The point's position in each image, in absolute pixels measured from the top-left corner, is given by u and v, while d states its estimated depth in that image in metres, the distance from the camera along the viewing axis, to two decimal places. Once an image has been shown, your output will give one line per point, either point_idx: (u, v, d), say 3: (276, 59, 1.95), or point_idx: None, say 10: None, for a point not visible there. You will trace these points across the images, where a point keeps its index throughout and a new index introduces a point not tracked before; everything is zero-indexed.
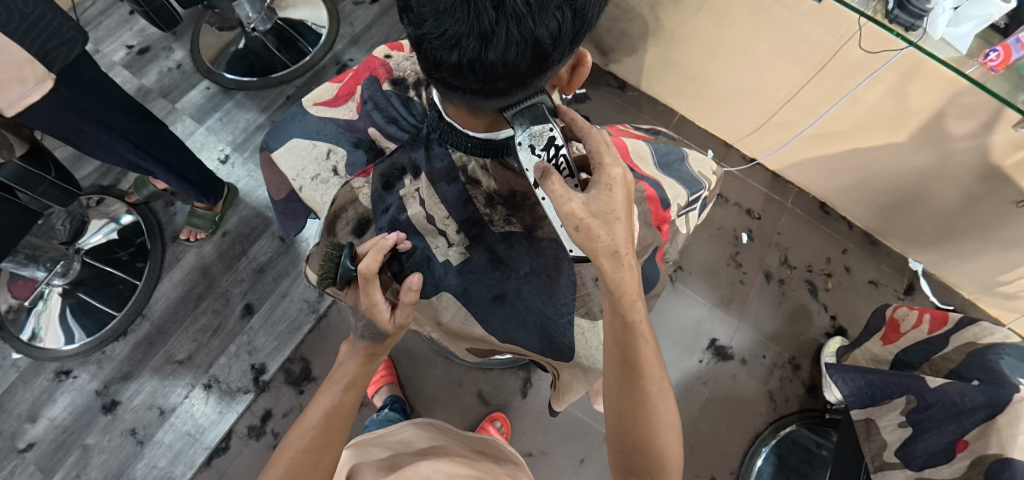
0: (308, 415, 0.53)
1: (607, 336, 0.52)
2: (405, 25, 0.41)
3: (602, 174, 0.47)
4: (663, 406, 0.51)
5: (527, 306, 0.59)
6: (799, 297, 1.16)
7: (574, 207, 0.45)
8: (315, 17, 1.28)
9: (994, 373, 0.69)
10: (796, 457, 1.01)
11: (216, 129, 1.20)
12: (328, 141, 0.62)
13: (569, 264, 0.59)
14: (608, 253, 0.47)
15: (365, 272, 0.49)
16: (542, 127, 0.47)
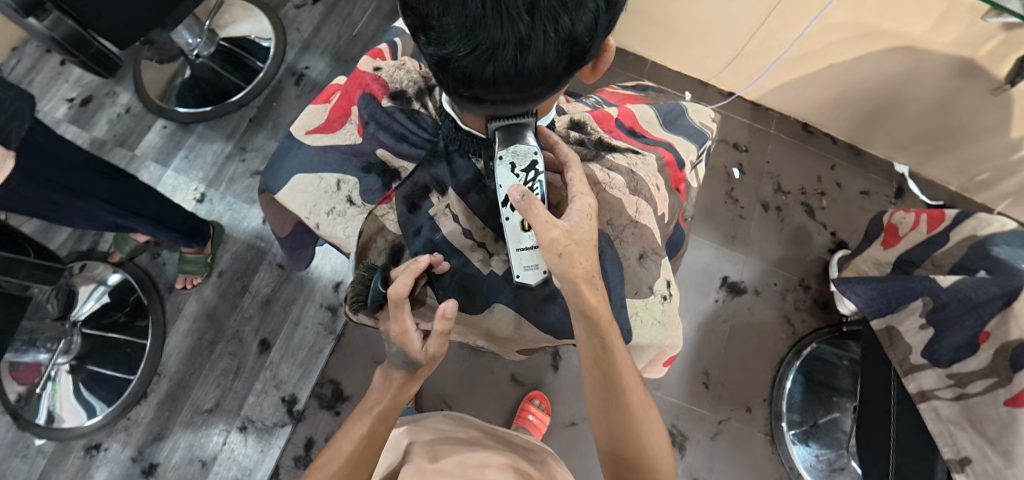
0: (341, 442, 0.53)
1: (585, 363, 0.55)
2: (425, 44, 0.39)
3: (579, 201, 0.52)
4: (648, 423, 0.54)
5: None
6: (798, 220, 1.19)
7: (557, 233, 0.50)
8: (258, 30, 1.22)
9: (1002, 261, 0.72)
10: (820, 372, 1.06)
11: (185, 168, 1.14)
12: (335, 171, 0.60)
13: (611, 248, 0.57)
14: (587, 279, 0.51)
15: (394, 296, 0.49)
16: (526, 149, 0.51)
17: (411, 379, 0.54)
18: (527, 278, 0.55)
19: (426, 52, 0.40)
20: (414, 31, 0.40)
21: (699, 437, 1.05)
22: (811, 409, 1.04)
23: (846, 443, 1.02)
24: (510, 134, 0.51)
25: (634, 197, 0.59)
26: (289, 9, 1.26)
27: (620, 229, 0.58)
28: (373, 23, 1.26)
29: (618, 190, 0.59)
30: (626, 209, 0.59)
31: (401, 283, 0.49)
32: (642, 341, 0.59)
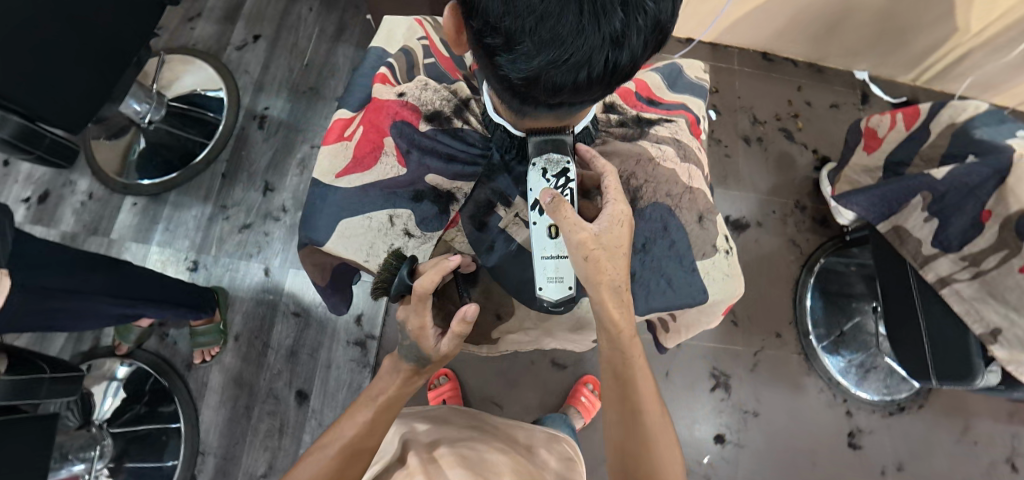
0: (341, 427, 0.53)
1: (605, 375, 0.57)
2: (515, 64, 0.39)
3: (614, 207, 0.53)
4: (662, 440, 0.55)
5: (657, 269, 0.60)
6: (780, 146, 1.23)
7: (586, 236, 0.50)
8: (205, 81, 1.17)
9: (986, 143, 0.77)
10: (834, 284, 1.12)
11: (168, 240, 1.10)
12: (383, 207, 0.60)
13: (673, 218, 0.60)
14: (610, 284, 0.52)
15: (419, 290, 0.50)
16: (560, 156, 0.52)
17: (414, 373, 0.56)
18: (547, 291, 0.52)
19: (509, 69, 0.40)
20: (494, 49, 0.40)
21: (739, 372, 1.09)
22: (835, 320, 1.10)
23: (875, 343, 1.07)
24: (545, 145, 0.53)
25: (686, 165, 0.63)
26: (232, 52, 1.21)
27: (679, 196, 0.61)
28: (321, 48, 1.22)
29: (671, 160, 0.62)
30: (680, 176, 0.62)
31: (428, 277, 0.50)
32: (717, 297, 0.61)
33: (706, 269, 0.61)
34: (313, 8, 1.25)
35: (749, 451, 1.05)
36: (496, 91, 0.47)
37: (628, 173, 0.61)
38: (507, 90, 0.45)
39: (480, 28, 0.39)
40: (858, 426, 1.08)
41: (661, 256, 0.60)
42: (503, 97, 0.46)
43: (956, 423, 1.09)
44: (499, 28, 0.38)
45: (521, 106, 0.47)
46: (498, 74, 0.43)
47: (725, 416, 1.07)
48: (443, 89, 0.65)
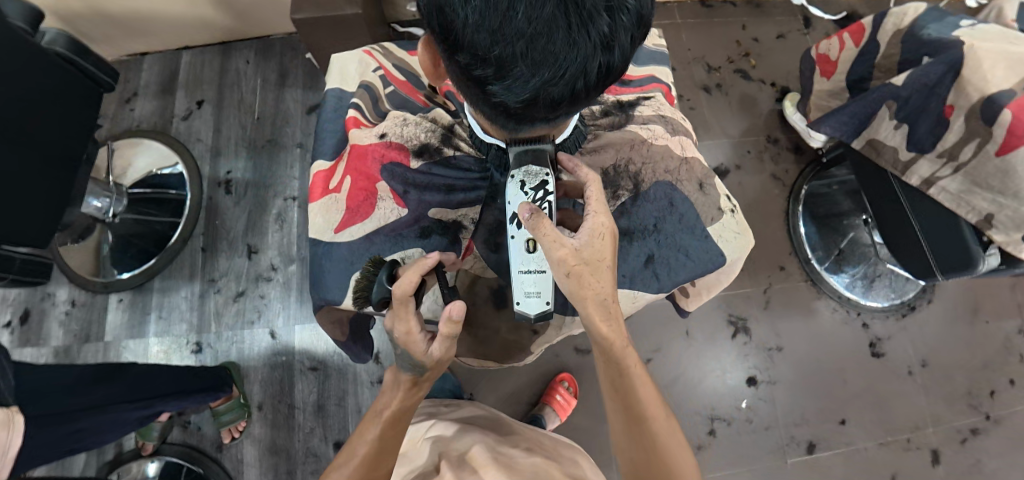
0: (352, 448, 0.53)
1: (605, 387, 0.57)
2: (512, 87, 0.40)
3: (593, 220, 0.52)
4: (671, 443, 0.55)
5: (674, 246, 0.62)
6: (739, 87, 1.25)
7: (566, 252, 0.50)
8: (158, 160, 1.13)
9: (935, 41, 0.78)
10: (822, 206, 1.15)
11: (165, 328, 1.07)
12: (395, 251, 0.60)
13: (677, 191, 0.62)
14: (596, 298, 0.53)
15: (399, 293, 0.49)
16: (539, 169, 0.51)
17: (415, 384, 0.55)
18: (527, 306, 0.52)
19: (504, 94, 0.41)
20: (486, 78, 0.40)
21: (755, 313, 1.11)
22: (830, 241, 1.13)
23: (874, 253, 1.11)
24: (524, 157, 0.52)
25: (676, 137, 0.65)
26: (179, 123, 1.18)
27: (676, 168, 0.63)
28: (268, 98, 1.20)
29: (662, 136, 0.64)
30: (674, 150, 0.64)
31: (408, 279, 0.48)
32: (734, 257, 0.63)
33: (718, 233, 0.63)
34: (249, 60, 1.22)
35: (782, 385, 1.08)
36: (488, 117, 0.48)
37: (625, 161, 0.62)
38: (502, 115, 0.45)
39: (469, 62, 0.40)
40: (877, 335, 1.11)
41: (675, 231, 0.62)
42: (502, 119, 0.47)
43: (965, 309, 1.13)
44: (489, 58, 0.38)
45: (517, 126, 0.47)
46: (493, 102, 0.43)
47: (752, 358, 1.09)
48: (423, 121, 0.65)
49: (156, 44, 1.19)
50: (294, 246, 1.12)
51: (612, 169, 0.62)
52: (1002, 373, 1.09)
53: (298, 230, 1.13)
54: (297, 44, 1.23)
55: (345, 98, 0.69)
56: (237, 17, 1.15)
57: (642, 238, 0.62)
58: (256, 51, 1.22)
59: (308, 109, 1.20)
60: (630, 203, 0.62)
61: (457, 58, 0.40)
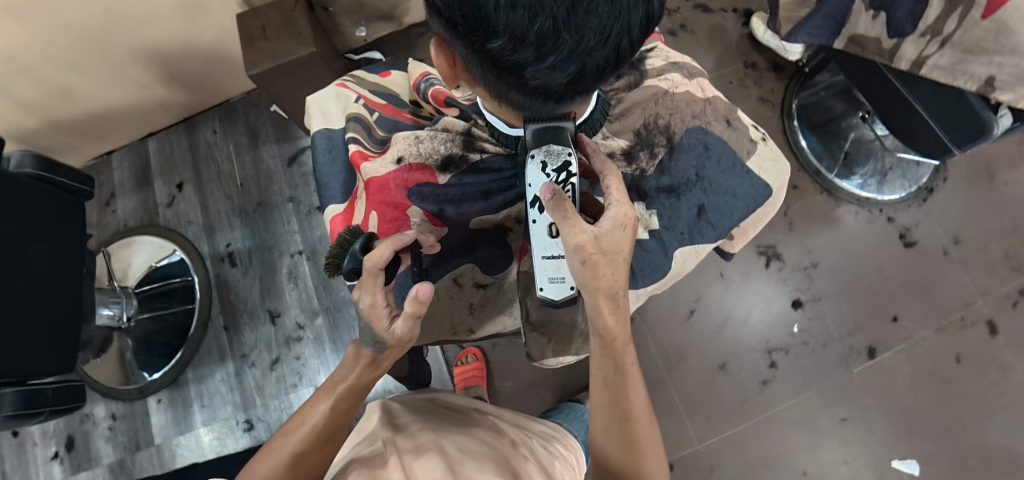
0: (305, 414, 0.50)
1: (596, 379, 0.55)
2: (557, 61, 0.39)
3: (617, 210, 0.50)
4: (650, 450, 0.54)
5: (720, 187, 0.64)
6: (704, 22, 1.23)
7: (584, 240, 0.48)
8: (153, 253, 1.11)
9: None
10: (817, 115, 1.13)
11: (211, 415, 1.06)
12: (447, 274, 0.64)
13: (709, 134, 0.65)
14: (608, 293, 0.51)
15: (369, 263, 0.48)
16: (561, 148, 0.50)
17: (377, 362, 0.52)
18: (549, 291, 0.53)
19: (546, 73, 0.41)
20: (524, 62, 0.40)
21: (782, 237, 1.11)
22: (833, 147, 1.12)
23: (881, 147, 1.10)
24: (546, 136, 0.51)
25: (694, 81, 0.68)
26: (164, 211, 1.15)
27: (702, 111, 0.66)
28: (245, 161, 1.18)
29: (680, 84, 0.67)
30: (695, 94, 0.67)
31: (380, 249, 0.48)
32: (775, 183, 0.66)
33: (757, 165, 0.66)
34: (215, 129, 1.19)
35: (827, 299, 1.07)
36: (520, 105, 0.48)
37: (653, 118, 0.65)
38: (540, 96, 0.45)
39: (504, 50, 0.39)
40: (904, 226, 1.10)
41: (718, 175, 0.64)
42: (538, 101, 0.46)
43: (982, 175, 1.12)
44: (529, 39, 0.37)
45: (554, 104, 0.47)
46: (531, 85, 0.43)
47: (791, 281, 1.08)
48: (438, 133, 0.65)
49: (119, 140, 1.16)
50: (313, 299, 1.11)
51: (643, 128, 0.65)
52: None
53: (313, 283, 1.11)
54: (258, 100, 1.21)
55: (335, 137, 0.69)
56: (190, 91, 1.13)
57: (689, 190, 0.64)
58: (220, 118, 1.20)
59: (288, 161, 1.17)
60: (668, 158, 0.65)
61: (490, 49, 0.39)
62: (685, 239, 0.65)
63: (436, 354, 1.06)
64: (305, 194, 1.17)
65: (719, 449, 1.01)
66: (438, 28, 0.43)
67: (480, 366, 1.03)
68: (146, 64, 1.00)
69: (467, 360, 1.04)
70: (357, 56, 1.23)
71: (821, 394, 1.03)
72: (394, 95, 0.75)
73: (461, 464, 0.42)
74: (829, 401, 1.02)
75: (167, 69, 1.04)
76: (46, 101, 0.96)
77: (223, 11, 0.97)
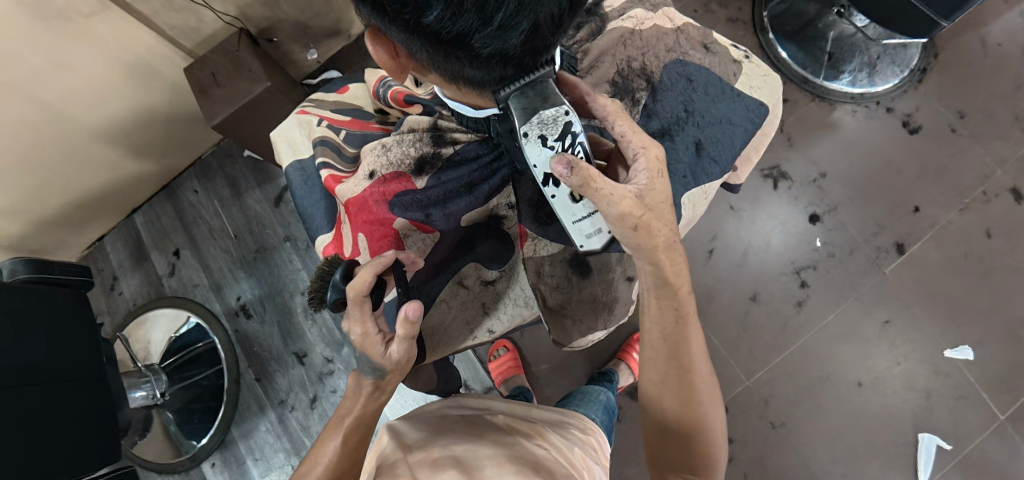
0: (320, 452, 0.50)
1: (652, 333, 0.54)
2: (506, 19, 0.37)
3: (646, 157, 0.49)
4: (708, 399, 0.55)
5: (713, 117, 0.62)
6: None
7: (631, 205, 0.46)
8: (169, 325, 1.10)
9: None
10: (791, 21, 1.09)
11: (266, 464, 1.06)
12: (450, 278, 0.63)
13: (688, 64, 0.62)
14: (666, 247, 0.50)
15: (351, 291, 0.46)
16: (554, 113, 0.46)
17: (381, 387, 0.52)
18: (591, 245, 0.54)
19: (496, 37, 0.38)
20: (469, 29, 0.37)
21: (784, 154, 1.07)
22: (815, 51, 1.08)
23: (864, 39, 1.06)
24: (528, 104, 0.46)
25: (660, 12, 0.65)
26: (169, 281, 1.15)
27: (675, 43, 0.63)
28: (233, 213, 1.16)
29: (645, 19, 0.64)
30: (664, 26, 0.64)
31: (362, 276, 0.47)
32: (768, 98, 0.64)
33: (748, 84, 0.63)
34: (196, 188, 1.18)
35: (843, 205, 1.04)
36: (481, 82, 0.45)
37: (626, 62, 0.62)
38: (498, 65, 0.43)
39: (443, 21, 0.36)
40: (905, 113, 1.06)
41: (708, 104, 0.62)
42: (499, 71, 0.44)
43: (974, 42, 1.07)
44: (466, 3, 0.35)
45: (516, 70, 0.45)
46: (484, 55, 0.40)
47: (804, 197, 1.05)
48: (406, 136, 0.63)
49: (106, 222, 1.16)
50: (334, 331, 1.11)
51: (618, 76, 0.62)
52: None
53: (331, 315, 1.11)
54: (230, 149, 1.19)
55: (308, 166, 0.67)
56: (161, 157, 1.11)
57: (682, 128, 0.61)
58: (197, 176, 1.18)
59: (275, 202, 1.16)
60: (651, 100, 0.62)
61: (428, 23, 0.37)
62: (689, 180, 0.62)
63: (468, 355, 1.05)
64: (300, 230, 1.15)
65: (769, 380, 1.00)
66: (371, 17, 0.41)
67: (514, 356, 1.02)
68: (110, 142, 0.99)
69: (499, 352, 1.03)
70: (315, 80, 1.21)
71: (859, 302, 1.01)
72: (356, 108, 0.72)
73: (478, 471, 0.39)
74: (868, 307, 1.00)
75: (133, 142, 1.02)
76: (23, 203, 0.94)
77: (170, 69, 0.95)
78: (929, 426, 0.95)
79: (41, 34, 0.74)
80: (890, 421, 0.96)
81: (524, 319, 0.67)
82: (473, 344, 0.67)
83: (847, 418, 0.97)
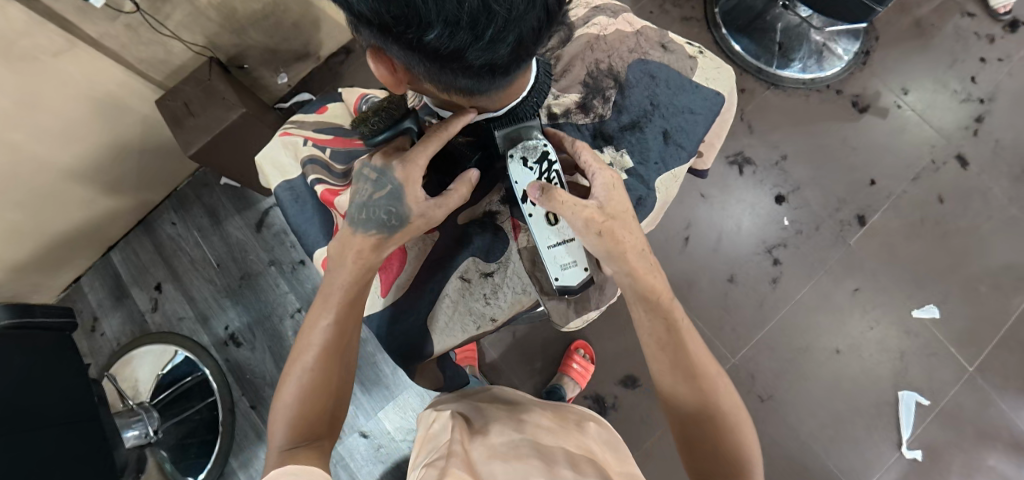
0: (309, 336, 0.57)
1: (649, 339, 0.56)
2: (496, 33, 0.39)
3: (602, 175, 0.55)
4: (725, 395, 0.55)
5: (677, 108, 0.66)
6: None
7: (591, 211, 0.53)
8: (155, 360, 1.08)
9: None
10: (742, 16, 1.15)
11: None
12: (451, 274, 0.65)
13: (650, 62, 0.67)
14: (656, 294, 0.56)
15: (444, 130, 0.56)
16: (535, 144, 0.58)
17: (379, 246, 0.57)
18: (565, 278, 0.59)
19: (487, 49, 0.41)
20: (463, 45, 0.40)
21: (746, 141, 1.13)
22: (766, 42, 1.14)
23: (809, 28, 1.13)
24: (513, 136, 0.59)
25: (620, 18, 0.69)
26: (152, 316, 1.13)
27: (636, 44, 0.67)
28: (214, 242, 1.15)
29: (608, 25, 0.68)
30: (625, 30, 0.68)
31: (454, 123, 0.57)
32: (726, 89, 0.68)
33: (704, 77, 0.67)
34: (174, 220, 1.17)
35: (805, 184, 1.10)
36: (472, 89, 0.48)
37: (594, 65, 0.66)
38: (487, 74, 0.45)
39: (439, 42, 0.39)
40: (854, 94, 1.13)
41: (672, 96, 0.66)
42: (489, 78, 0.47)
43: (908, 24, 1.15)
44: (462, 21, 0.37)
45: (504, 76, 0.48)
46: (476, 66, 0.43)
47: (769, 180, 1.11)
48: None
49: (82, 262, 1.13)
50: None
51: (588, 76, 0.66)
52: (970, 57, 1.13)
53: None
54: (206, 178, 1.18)
55: (296, 186, 0.69)
56: (136, 192, 1.10)
57: (650, 120, 0.65)
58: (174, 208, 1.17)
59: (256, 227, 1.16)
60: (620, 97, 0.66)
61: (425, 43, 0.40)
62: (662, 167, 0.66)
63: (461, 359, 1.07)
64: (284, 253, 1.15)
65: (754, 356, 1.04)
66: (372, 39, 0.43)
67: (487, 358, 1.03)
68: (84, 181, 0.98)
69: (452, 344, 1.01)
70: (288, 103, 1.22)
71: (829, 273, 1.06)
72: (337, 126, 0.73)
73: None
74: (838, 277, 1.06)
75: (107, 178, 1.02)
76: None
77: (140, 102, 0.95)
78: (905, 384, 1.01)
79: (10, 78, 0.74)
80: (869, 383, 1.01)
81: (524, 305, 0.67)
82: (476, 333, 0.67)
83: (828, 385, 1.02)
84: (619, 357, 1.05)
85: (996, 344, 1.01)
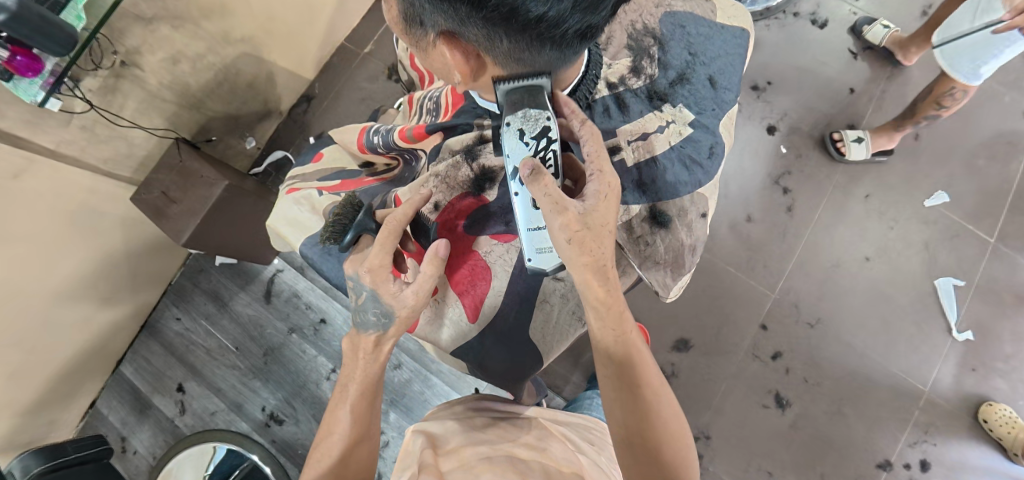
0: (332, 424, 0.58)
1: (601, 352, 0.56)
2: None
3: (599, 182, 0.53)
4: (668, 414, 0.56)
5: (711, 52, 0.67)
6: None
7: (569, 218, 0.51)
8: (195, 463, 1.00)
9: None
10: None
11: None
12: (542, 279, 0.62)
13: (680, 12, 0.67)
14: (613, 307, 0.55)
15: (393, 221, 0.55)
16: (539, 113, 0.51)
17: (380, 344, 0.59)
18: (539, 261, 0.56)
19: (584, 9, 0.41)
20: (566, 5, 0.40)
21: None
22: None
23: None
24: (525, 96, 0.50)
25: None
26: (182, 420, 1.06)
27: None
28: (225, 325, 1.11)
29: None
30: None
31: (405, 209, 0.56)
32: (741, 25, 0.70)
33: (725, 16, 0.69)
34: (178, 314, 1.11)
35: (790, 109, 1.12)
36: (552, 60, 0.48)
37: (631, 26, 0.65)
38: (575, 42, 0.46)
39: (545, 7, 0.39)
40: (810, 13, 1.15)
41: (704, 40, 0.67)
42: (574, 47, 0.47)
43: None
44: None
45: (586, 44, 0.48)
46: (569, 31, 0.43)
47: (756, 114, 1.12)
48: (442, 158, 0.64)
49: (94, 385, 1.07)
50: None
51: (630, 39, 0.65)
52: None
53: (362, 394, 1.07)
54: (200, 263, 1.13)
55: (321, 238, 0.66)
56: (131, 298, 1.04)
57: (694, 70, 0.66)
58: (175, 302, 1.12)
59: (266, 298, 1.11)
60: (662, 53, 0.65)
61: (529, 11, 0.39)
62: (717, 112, 0.66)
63: None
64: (301, 317, 1.11)
65: (791, 287, 1.05)
66: (455, 22, 0.43)
67: None
68: (78, 301, 0.91)
69: None
70: (262, 166, 1.18)
71: (837, 186, 1.08)
72: (341, 170, 0.75)
73: None
74: (848, 188, 1.07)
75: (100, 292, 0.95)
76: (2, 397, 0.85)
77: (116, 203, 0.89)
78: (939, 272, 1.03)
79: None
80: (906, 280, 1.03)
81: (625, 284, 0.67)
82: (579, 331, 0.66)
83: (869, 293, 1.03)
84: (664, 324, 1.05)
85: (1007, 210, 1.04)
